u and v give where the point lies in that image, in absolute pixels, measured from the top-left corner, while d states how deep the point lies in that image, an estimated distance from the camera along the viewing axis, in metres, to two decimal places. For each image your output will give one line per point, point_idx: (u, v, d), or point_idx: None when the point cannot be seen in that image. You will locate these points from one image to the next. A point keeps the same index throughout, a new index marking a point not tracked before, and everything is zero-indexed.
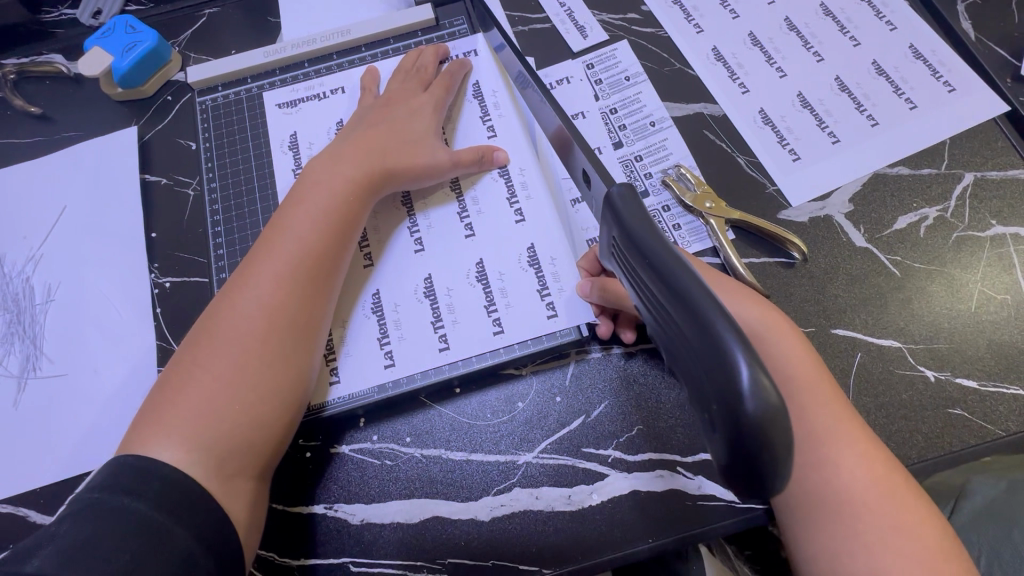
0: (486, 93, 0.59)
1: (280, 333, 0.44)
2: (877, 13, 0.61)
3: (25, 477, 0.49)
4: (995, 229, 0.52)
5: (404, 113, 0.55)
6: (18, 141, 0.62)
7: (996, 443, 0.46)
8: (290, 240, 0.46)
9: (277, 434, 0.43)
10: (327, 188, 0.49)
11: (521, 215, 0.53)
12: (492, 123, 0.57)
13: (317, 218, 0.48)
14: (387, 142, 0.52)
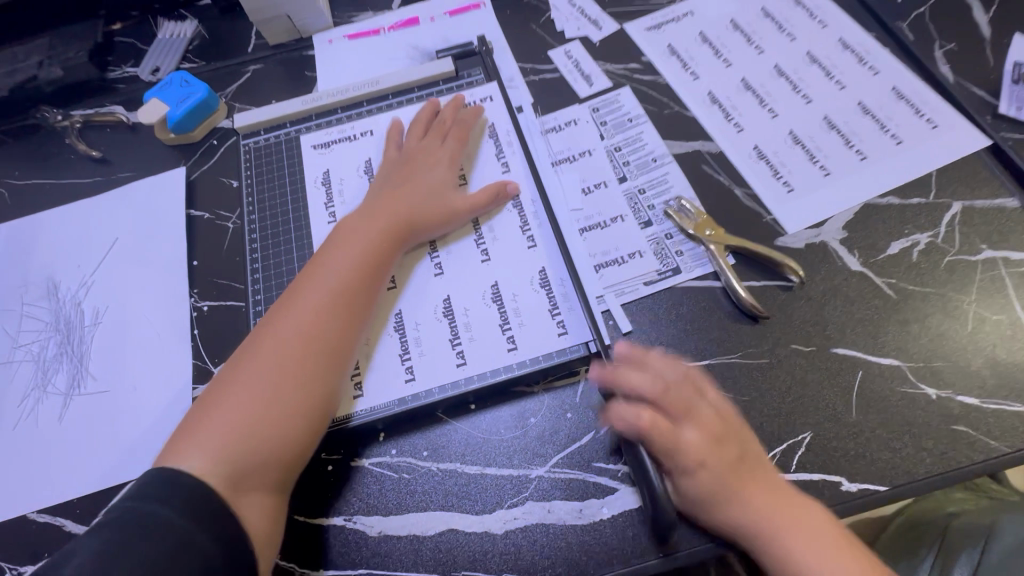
0: (500, 134, 0.64)
1: (306, 365, 0.47)
2: (860, 59, 0.67)
3: (66, 487, 0.52)
4: (986, 253, 0.54)
5: (430, 170, 0.60)
6: (78, 181, 0.69)
7: (1001, 459, 0.47)
8: (325, 280, 0.51)
9: (298, 456, 0.46)
10: (361, 236, 0.54)
11: (534, 240, 0.58)
12: (506, 161, 0.63)
13: (352, 258, 0.52)
14: (419, 196, 0.57)
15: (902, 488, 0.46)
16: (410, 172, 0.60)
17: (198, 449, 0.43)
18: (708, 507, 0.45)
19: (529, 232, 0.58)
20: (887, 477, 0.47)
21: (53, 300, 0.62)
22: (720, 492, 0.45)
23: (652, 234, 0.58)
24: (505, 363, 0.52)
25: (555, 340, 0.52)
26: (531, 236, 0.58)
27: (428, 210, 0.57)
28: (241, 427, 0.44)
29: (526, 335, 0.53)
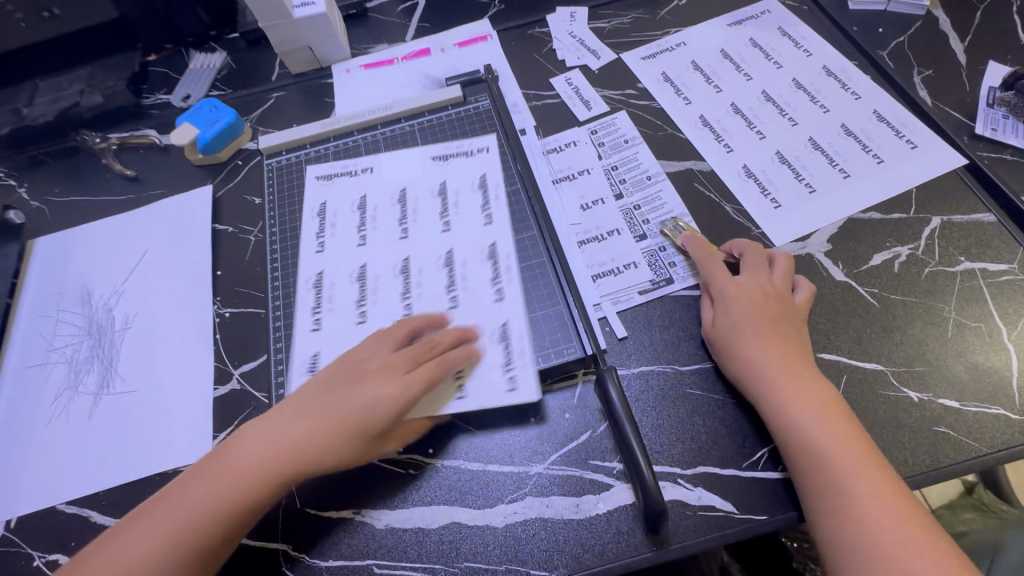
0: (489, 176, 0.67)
1: (187, 537, 0.46)
2: (844, 85, 0.71)
3: (93, 480, 0.55)
4: (964, 264, 0.57)
5: (365, 388, 0.50)
6: (113, 197, 0.74)
7: (981, 459, 0.49)
8: (243, 452, 0.49)
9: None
10: (277, 452, 0.48)
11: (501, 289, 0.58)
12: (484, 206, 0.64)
13: (236, 489, 0.47)
14: (346, 417, 0.49)
15: None
16: (352, 378, 0.51)
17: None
18: (758, 384, 0.50)
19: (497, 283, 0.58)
20: None
21: (86, 307, 0.66)
22: (743, 335, 0.52)
23: (646, 247, 0.62)
24: (506, 365, 0.55)
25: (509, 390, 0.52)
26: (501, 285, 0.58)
27: (347, 447, 0.49)
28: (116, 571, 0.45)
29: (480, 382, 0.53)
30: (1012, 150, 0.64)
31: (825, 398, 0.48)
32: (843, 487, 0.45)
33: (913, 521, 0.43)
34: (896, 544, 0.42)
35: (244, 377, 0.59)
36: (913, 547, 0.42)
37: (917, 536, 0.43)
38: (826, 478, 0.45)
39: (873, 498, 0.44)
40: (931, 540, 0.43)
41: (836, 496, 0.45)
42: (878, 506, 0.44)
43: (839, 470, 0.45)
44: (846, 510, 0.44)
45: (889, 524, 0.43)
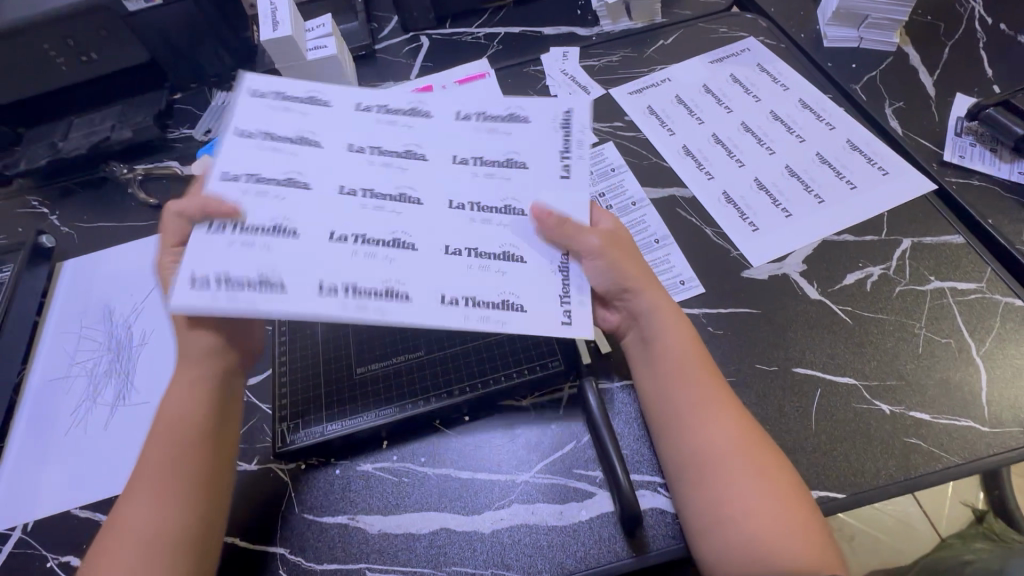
0: (572, 267, 0.49)
1: (171, 529, 0.46)
2: (818, 116, 0.75)
3: (107, 485, 0.59)
4: (934, 283, 0.60)
5: (195, 363, 0.53)
6: (137, 223, 0.80)
7: (951, 470, 0.50)
8: (159, 445, 0.49)
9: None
10: (169, 437, 0.50)
11: (403, 292, 0.45)
12: (505, 259, 0.48)
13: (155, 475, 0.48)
14: (173, 412, 0.51)
15: (860, 496, 0.50)
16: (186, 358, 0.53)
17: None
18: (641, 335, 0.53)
19: (458, 295, 0.46)
20: (845, 486, 0.51)
21: (107, 324, 0.71)
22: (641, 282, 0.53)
23: None
24: (495, 375, 0.58)
25: (181, 290, 0.43)
26: (399, 293, 0.45)
27: (209, 409, 0.52)
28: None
29: (212, 247, 0.45)
30: (979, 176, 0.67)
31: (675, 317, 0.53)
32: (676, 397, 0.50)
33: (741, 435, 0.48)
34: (717, 445, 0.47)
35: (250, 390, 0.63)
36: (733, 451, 0.47)
37: (740, 441, 0.47)
38: (664, 389, 0.51)
39: (700, 408, 0.49)
40: (758, 454, 0.47)
41: (665, 402, 0.50)
42: (729, 443, 0.47)
43: (675, 380, 0.51)
44: (675, 412, 0.50)
45: (741, 460, 0.46)
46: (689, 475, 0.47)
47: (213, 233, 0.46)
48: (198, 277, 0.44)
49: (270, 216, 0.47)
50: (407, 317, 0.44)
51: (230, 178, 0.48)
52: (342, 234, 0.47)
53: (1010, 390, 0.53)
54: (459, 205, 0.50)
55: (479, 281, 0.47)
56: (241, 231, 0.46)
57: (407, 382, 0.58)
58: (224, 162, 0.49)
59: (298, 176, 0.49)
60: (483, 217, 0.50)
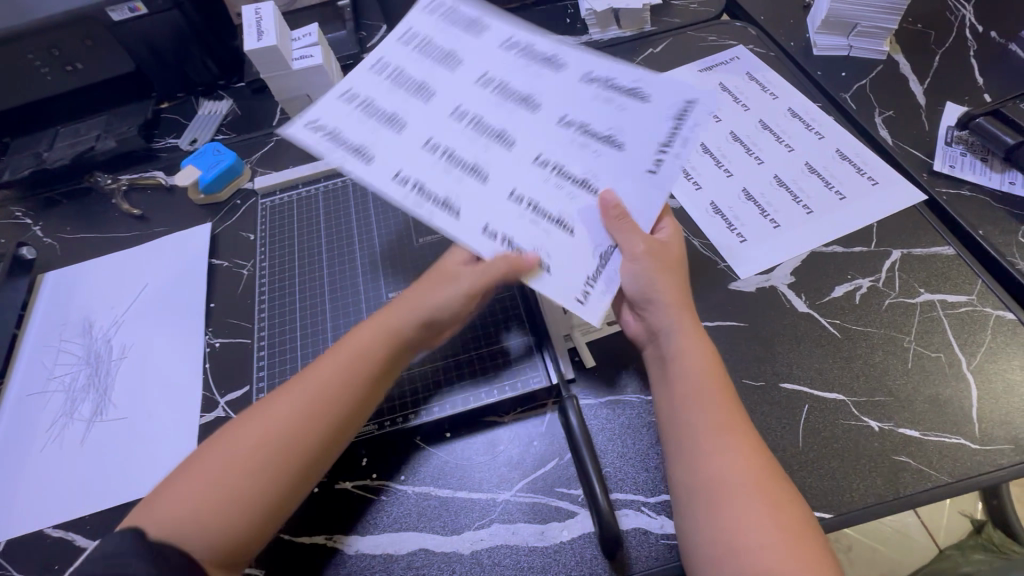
0: (612, 266, 0.51)
1: (285, 446, 0.48)
2: (807, 125, 0.74)
3: (80, 504, 0.58)
4: (924, 295, 0.59)
5: (436, 292, 0.54)
6: (120, 234, 0.79)
7: (940, 489, 0.49)
8: (339, 354, 0.52)
9: (280, 515, 0.48)
10: (351, 366, 0.52)
11: (456, 207, 0.52)
12: (557, 228, 0.52)
13: (317, 388, 0.50)
14: (369, 343, 0.52)
15: (848, 516, 0.49)
16: (435, 279, 0.55)
17: (170, 503, 0.46)
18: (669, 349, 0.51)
19: (501, 234, 0.51)
20: (831, 505, 0.49)
21: (87, 337, 0.70)
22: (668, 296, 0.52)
23: None
24: (474, 392, 0.57)
25: (296, 126, 0.54)
26: (451, 208, 0.52)
27: (400, 349, 0.54)
28: (218, 503, 0.46)
29: (344, 126, 0.55)
30: (969, 186, 0.66)
31: (700, 341, 0.51)
32: (696, 422, 0.48)
33: (758, 465, 0.45)
34: (735, 474, 0.45)
35: (229, 405, 0.62)
36: (748, 482, 0.44)
37: (757, 472, 0.45)
38: (682, 413, 0.48)
39: (720, 434, 0.46)
40: (775, 487, 0.44)
41: (682, 426, 0.48)
42: (747, 468, 0.45)
43: (697, 403, 0.48)
44: (694, 432, 0.47)
45: (758, 486, 0.44)
46: (702, 501, 0.45)
47: (374, 71, 0.59)
48: (341, 97, 0.56)
49: (416, 83, 0.58)
50: (446, 227, 0.51)
51: (406, 38, 0.61)
52: (431, 145, 0.55)
53: (1002, 406, 0.52)
54: (543, 161, 0.54)
55: (523, 228, 0.52)
56: (400, 77, 0.58)
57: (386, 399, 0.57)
58: (386, 52, 0.60)
59: (485, 75, 0.58)
60: (559, 182, 0.54)
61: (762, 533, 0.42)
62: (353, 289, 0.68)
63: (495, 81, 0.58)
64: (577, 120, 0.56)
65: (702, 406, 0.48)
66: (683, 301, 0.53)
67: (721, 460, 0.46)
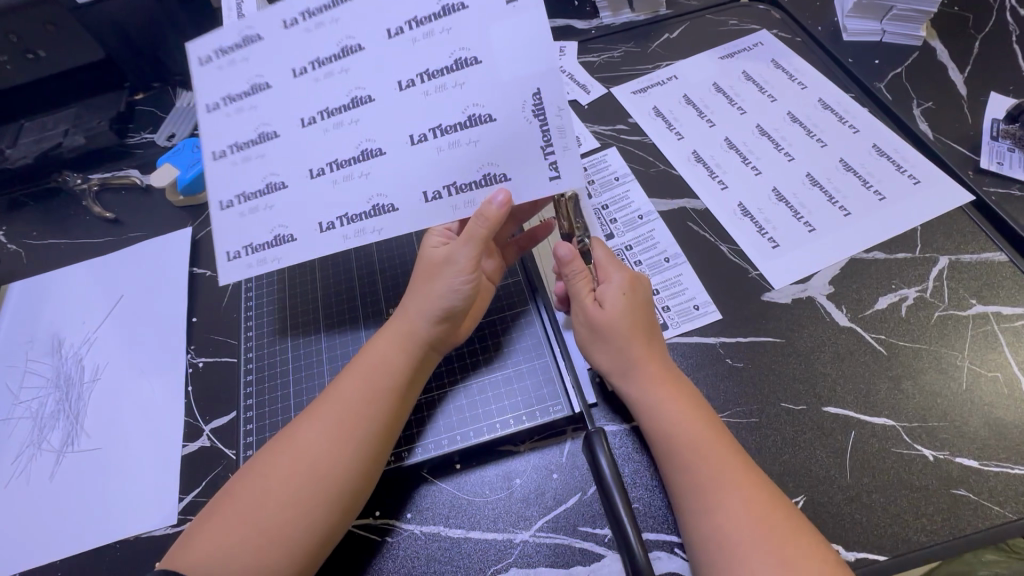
0: (550, 111, 0.47)
1: (326, 467, 0.45)
2: (840, 118, 0.68)
3: (49, 549, 0.52)
4: (976, 307, 0.54)
5: (440, 279, 0.51)
6: (91, 240, 0.72)
7: (1006, 527, 0.44)
8: (362, 364, 0.50)
9: (327, 541, 0.44)
10: (376, 376, 0.49)
11: (389, 204, 0.50)
12: (472, 128, 0.48)
13: (348, 401, 0.47)
14: (388, 352, 0.50)
15: (905, 558, 0.44)
16: (429, 270, 0.53)
17: (205, 542, 0.42)
18: (642, 404, 0.48)
19: (440, 188, 0.49)
20: (886, 545, 0.45)
21: (56, 356, 0.64)
22: (634, 350, 0.50)
23: None
24: (488, 422, 0.52)
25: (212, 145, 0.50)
26: (386, 207, 0.49)
27: (425, 349, 0.51)
28: (260, 535, 0.42)
29: (222, 134, 0.50)
30: (1019, 185, 0.61)
31: (675, 390, 0.48)
32: (681, 478, 0.44)
33: (761, 519, 0.41)
34: (732, 534, 0.41)
35: (215, 434, 0.56)
36: (748, 541, 0.40)
37: (759, 526, 0.41)
38: (668, 468, 0.46)
39: (707, 489, 0.43)
40: (783, 542, 0.40)
41: (677, 480, 0.45)
42: (752, 521, 0.41)
43: (678, 459, 0.45)
44: (684, 486, 0.44)
45: (768, 540, 0.40)
46: (706, 566, 0.41)
47: (218, 161, 0.50)
48: (232, 252, 0.51)
49: (253, 122, 0.49)
50: (400, 228, 0.50)
51: (212, 108, 0.50)
52: (318, 170, 0.49)
53: None
54: (405, 82, 0.48)
55: (453, 162, 0.49)
56: (229, 100, 0.49)
57: None
58: (206, 141, 0.50)
59: (257, 78, 0.49)
60: (439, 82, 0.48)
61: None
62: (349, 301, 0.62)
63: (316, 111, 0.49)
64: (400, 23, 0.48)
65: (690, 458, 0.45)
66: (649, 353, 0.50)
67: (720, 515, 0.42)
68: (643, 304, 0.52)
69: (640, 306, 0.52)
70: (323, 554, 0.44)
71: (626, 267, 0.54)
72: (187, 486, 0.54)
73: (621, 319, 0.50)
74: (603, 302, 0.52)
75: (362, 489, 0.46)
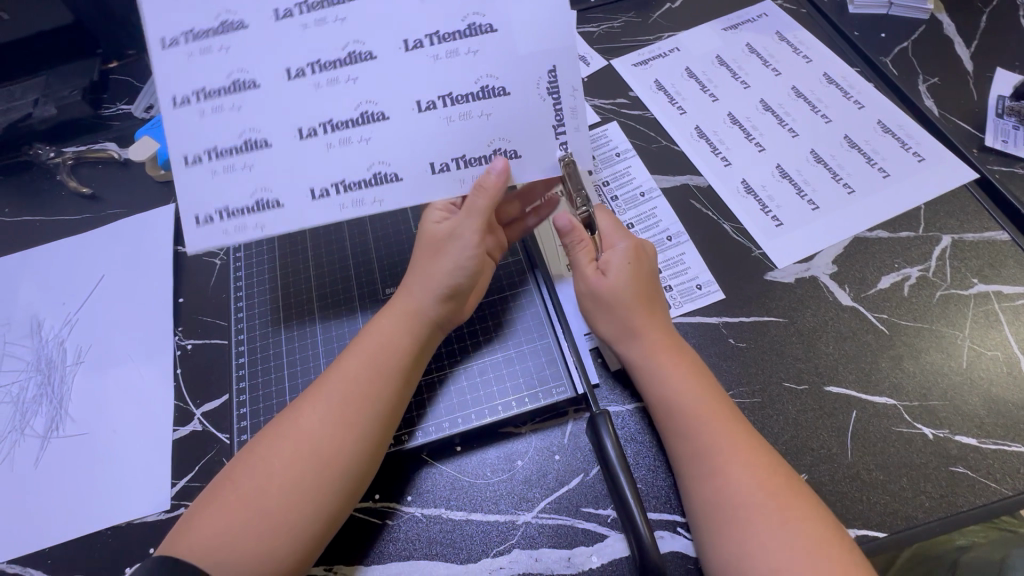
0: (563, 91, 0.47)
1: (331, 451, 0.44)
2: (845, 93, 0.67)
3: (37, 536, 0.50)
4: (978, 286, 0.54)
5: (445, 254, 0.50)
6: (67, 217, 0.69)
7: (1003, 502, 0.45)
8: (366, 343, 0.48)
9: (334, 524, 0.43)
10: (382, 358, 0.47)
11: (389, 172, 0.48)
12: (485, 99, 0.47)
13: (353, 382, 0.46)
14: (393, 332, 0.49)
15: (902, 536, 0.45)
16: (432, 246, 0.51)
17: (205, 531, 0.41)
18: (642, 374, 0.48)
19: (447, 161, 0.48)
20: (886, 522, 0.45)
21: (36, 339, 0.61)
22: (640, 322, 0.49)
23: None
24: (489, 403, 0.51)
25: (174, 87, 0.45)
26: (387, 175, 0.47)
27: (430, 329, 0.50)
28: (265, 520, 0.41)
29: (188, 79, 0.45)
30: None
31: (680, 359, 0.48)
32: (682, 443, 0.44)
33: (762, 483, 0.41)
34: (733, 497, 0.41)
35: (206, 417, 0.55)
36: (749, 504, 0.40)
37: (760, 490, 0.41)
38: (668, 434, 0.45)
39: (709, 455, 0.43)
40: (783, 504, 0.40)
41: (677, 448, 0.45)
42: (755, 486, 0.41)
43: (680, 426, 0.45)
44: (688, 455, 0.44)
45: (772, 504, 0.40)
46: (707, 527, 0.41)
47: (180, 108, 0.46)
48: (202, 215, 0.47)
49: (228, 67, 0.45)
50: (402, 199, 0.48)
51: (171, 44, 0.45)
52: (306, 130, 0.47)
53: None
54: (410, 40, 0.45)
55: (462, 133, 0.48)
56: (195, 38, 0.45)
57: None
58: (167, 83, 0.45)
59: (229, 16, 0.45)
60: (449, 49, 0.46)
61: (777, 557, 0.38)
62: (343, 282, 0.60)
63: (305, 62, 0.46)
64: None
65: (688, 425, 0.44)
66: (653, 322, 0.49)
67: (722, 481, 0.42)
68: (649, 271, 0.51)
69: (645, 273, 0.51)
70: (325, 540, 0.43)
71: (631, 234, 0.53)
72: (179, 471, 0.52)
73: (625, 288, 0.49)
74: (605, 267, 0.50)
75: (369, 474, 0.45)
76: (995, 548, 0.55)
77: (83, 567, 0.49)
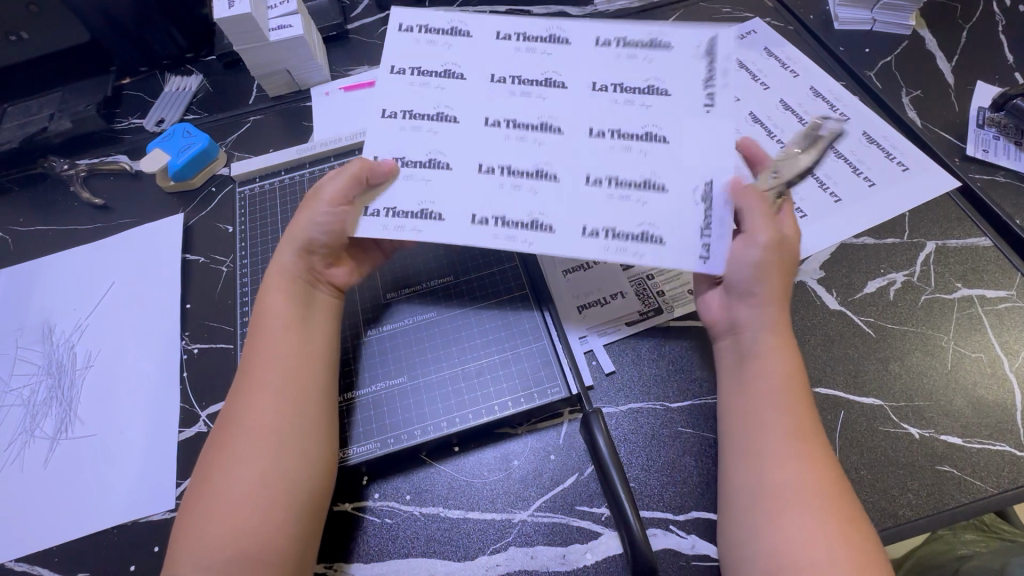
0: (716, 203, 0.46)
1: (267, 425, 0.45)
2: (832, 106, 0.69)
3: (42, 536, 0.52)
4: (961, 291, 0.56)
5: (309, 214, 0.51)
6: (78, 227, 0.71)
7: (987, 500, 0.46)
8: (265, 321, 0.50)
9: (311, 492, 0.45)
10: (275, 324, 0.50)
11: (546, 223, 0.47)
12: (644, 190, 0.47)
13: (262, 356, 0.48)
14: (283, 301, 0.51)
15: (889, 532, 0.46)
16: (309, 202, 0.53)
17: (190, 533, 0.43)
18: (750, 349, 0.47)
19: (600, 228, 0.46)
20: (873, 519, 0.46)
21: (48, 344, 0.63)
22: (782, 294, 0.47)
23: (632, 275, 0.59)
24: (486, 404, 0.53)
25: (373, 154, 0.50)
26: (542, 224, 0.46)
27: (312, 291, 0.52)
28: (240, 511, 0.43)
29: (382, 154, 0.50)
30: (1004, 172, 0.63)
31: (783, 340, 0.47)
32: (765, 426, 0.44)
33: (827, 480, 0.41)
34: (796, 486, 0.41)
35: (211, 419, 0.56)
36: (813, 495, 0.40)
37: (822, 484, 0.41)
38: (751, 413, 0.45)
39: (790, 440, 0.43)
40: (846, 504, 0.40)
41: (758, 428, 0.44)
42: (818, 480, 0.41)
43: (775, 406, 0.44)
44: (767, 436, 0.43)
45: (833, 502, 0.40)
46: (758, 508, 0.41)
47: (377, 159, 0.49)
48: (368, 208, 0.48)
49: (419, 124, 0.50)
50: (548, 247, 0.46)
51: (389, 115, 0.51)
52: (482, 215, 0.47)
53: None
54: (600, 130, 0.49)
55: (616, 211, 0.47)
56: (420, 73, 0.51)
57: (387, 413, 0.53)
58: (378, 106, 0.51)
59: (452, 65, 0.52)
60: (526, 92, 0.51)
61: (831, 547, 0.38)
62: None
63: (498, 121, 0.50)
64: (651, 84, 0.50)
65: (778, 406, 0.44)
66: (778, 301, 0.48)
67: (791, 466, 0.42)
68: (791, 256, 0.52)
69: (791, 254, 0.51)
70: (314, 519, 0.45)
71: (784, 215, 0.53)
72: (184, 472, 0.54)
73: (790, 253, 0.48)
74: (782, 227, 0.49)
75: (314, 435, 0.47)
76: (996, 557, 0.55)
77: (89, 564, 0.50)
